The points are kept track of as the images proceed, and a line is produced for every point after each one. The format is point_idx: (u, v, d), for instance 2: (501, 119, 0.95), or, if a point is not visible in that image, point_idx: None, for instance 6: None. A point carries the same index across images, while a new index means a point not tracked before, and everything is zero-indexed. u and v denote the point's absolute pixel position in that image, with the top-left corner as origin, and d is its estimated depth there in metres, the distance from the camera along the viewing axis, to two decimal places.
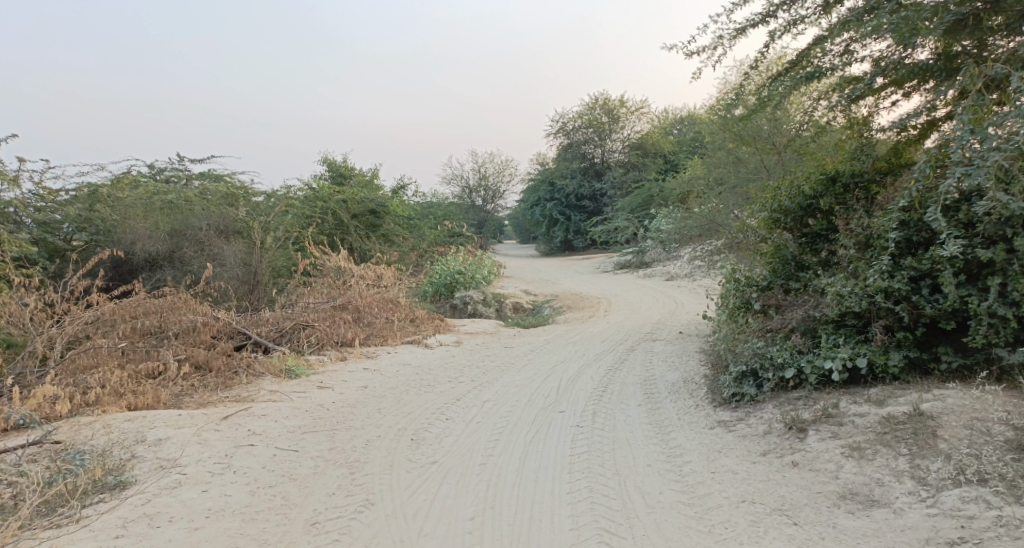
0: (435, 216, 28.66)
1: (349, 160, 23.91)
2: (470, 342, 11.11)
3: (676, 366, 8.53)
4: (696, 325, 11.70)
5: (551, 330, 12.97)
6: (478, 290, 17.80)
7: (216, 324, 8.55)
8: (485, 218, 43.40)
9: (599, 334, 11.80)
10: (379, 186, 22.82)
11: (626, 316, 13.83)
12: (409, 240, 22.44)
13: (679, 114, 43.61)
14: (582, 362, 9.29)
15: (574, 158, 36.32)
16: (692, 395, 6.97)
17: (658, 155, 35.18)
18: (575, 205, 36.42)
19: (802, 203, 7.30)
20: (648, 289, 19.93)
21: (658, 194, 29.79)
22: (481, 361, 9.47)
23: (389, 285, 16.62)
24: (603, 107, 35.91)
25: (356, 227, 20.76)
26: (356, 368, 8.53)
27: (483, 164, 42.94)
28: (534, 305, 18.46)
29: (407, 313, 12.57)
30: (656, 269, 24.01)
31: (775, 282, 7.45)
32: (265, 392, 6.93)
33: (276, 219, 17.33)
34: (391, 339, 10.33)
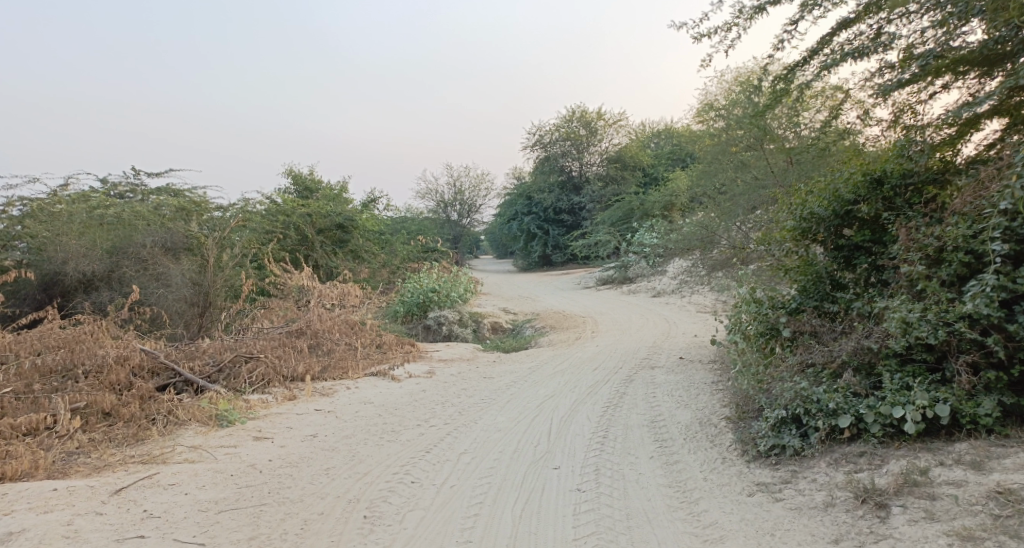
0: (408, 232, 27.34)
1: (314, 172, 22.48)
2: (444, 371, 9.73)
3: (685, 402, 7.25)
4: (701, 349, 10.43)
5: (535, 355, 11.65)
6: (454, 310, 16.51)
7: (137, 359, 7.16)
8: (461, 233, 42.13)
9: (591, 359, 10.48)
10: (347, 200, 21.41)
11: (617, 338, 12.54)
12: (379, 256, 21.05)
13: (657, 127, 42.75)
14: (575, 396, 7.96)
15: (552, 171, 35.19)
16: (714, 443, 5.67)
17: (638, 167, 34.14)
18: (553, 219, 35.26)
19: (836, 209, 6.04)
20: (635, 307, 18.75)
21: (639, 208, 28.71)
22: (456, 396, 8.10)
23: (355, 306, 15.23)
24: (580, 119, 34.85)
25: (322, 243, 19.33)
26: (306, 410, 7.13)
27: (459, 178, 41.68)
28: (514, 325, 17.17)
29: (372, 337, 11.17)
30: (640, 285, 22.87)
31: (807, 304, 6.21)
32: (180, 449, 5.59)
33: (232, 234, 15.87)
34: (352, 370, 8.90)
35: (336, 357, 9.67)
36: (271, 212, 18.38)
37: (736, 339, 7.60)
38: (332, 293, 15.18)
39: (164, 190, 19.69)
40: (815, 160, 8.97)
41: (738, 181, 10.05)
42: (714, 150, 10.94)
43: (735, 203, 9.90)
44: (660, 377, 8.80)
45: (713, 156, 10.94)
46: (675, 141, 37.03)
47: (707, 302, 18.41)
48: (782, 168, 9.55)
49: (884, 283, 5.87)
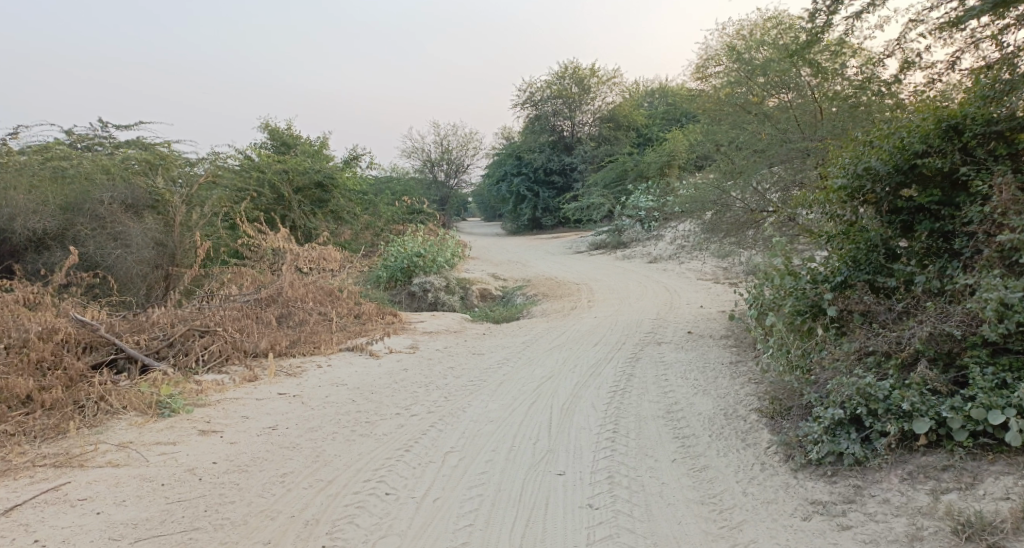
0: (393, 192, 26.17)
1: (292, 126, 21.19)
2: (429, 345, 8.77)
3: (704, 388, 6.34)
4: (711, 325, 9.52)
5: (528, 327, 10.71)
6: (441, 275, 15.55)
7: (68, 333, 6.16)
8: (448, 194, 40.92)
9: (591, 332, 9.56)
10: (327, 156, 20.20)
11: (616, 308, 11.63)
12: (361, 217, 19.96)
13: (650, 86, 41.44)
14: (578, 378, 7.03)
15: (543, 130, 33.95)
16: (749, 443, 4.74)
17: (631, 128, 32.97)
18: (543, 181, 34.15)
19: (900, 163, 5.05)
20: (631, 273, 17.88)
21: (633, 169, 27.64)
22: (442, 377, 7.15)
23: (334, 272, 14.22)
24: (573, 76, 33.49)
25: (301, 203, 18.20)
26: (268, 394, 6.17)
27: (446, 137, 40.30)
28: (504, 292, 16.23)
29: (350, 306, 10.18)
30: (635, 250, 21.95)
31: (857, 277, 5.24)
32: (104, 449, 4.62)
33: (202, 192, 14.72)
34: (325, 346, 7.93)
35: (308, 328, 8.68)
36: (246, 167, 17.20)
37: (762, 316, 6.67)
38: (310, 256, 14.17)
39: (131, 142, 18.38)
40: (857, 112, 8.11)
41: (756, 134, 9.08)
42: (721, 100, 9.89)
43: (758, 156, 8.99)
44: (671, 356, 7.89)
45: (709, 106, 9.84)
46: (669, 101, 35.80)
47: (706, 270, 17.56)
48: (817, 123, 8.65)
49: (950, 253, 4.96)
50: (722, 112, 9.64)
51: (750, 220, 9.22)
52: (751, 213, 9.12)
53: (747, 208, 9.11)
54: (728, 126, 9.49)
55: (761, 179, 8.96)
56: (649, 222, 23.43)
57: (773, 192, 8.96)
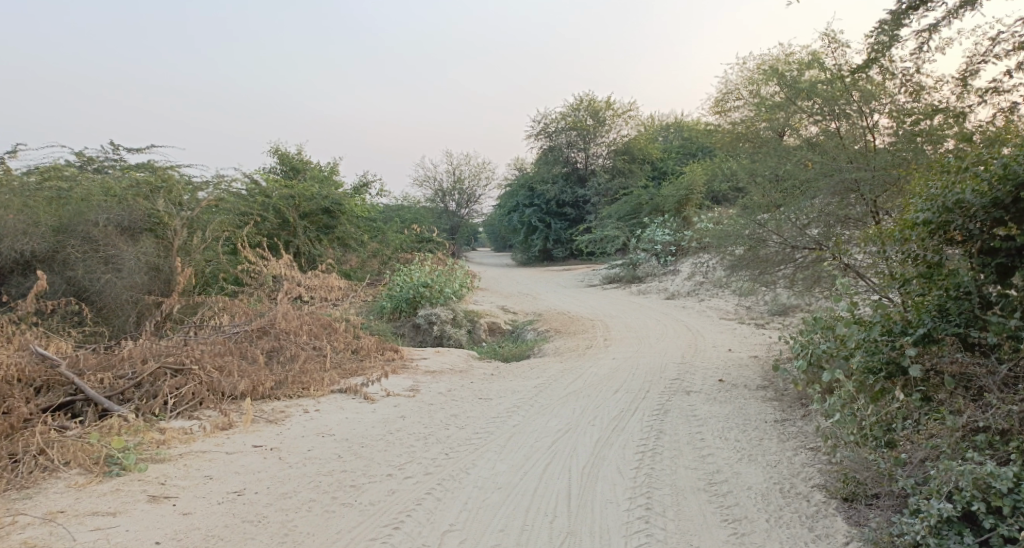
0: (401, 220, 25.43)
1: (301, 150, 20.55)
2: (431, 387, 7.91)
3: (748, 453, 5.48)
4: (743, 373, 8.66)
5: (541, 367, 9.85)
6: (449, 308, 14.74)
7: (17, 371, 5.33)
8: (458, 223, 40.18)
9: (611, 376, 8.70)
10: (336, 182, 19.50)
11: (635, 349, 10.76)
12: (369, 245, 19.21)
13: (664, 121, 40.91)
14: (599, 432, 6.18)
15: (556, 161, 33.34)
16: (819, 535, 4.06)
17: (646, 161, 32.31)
18: (556, 212, 33.44)
19: (1000, 196, 4.29)
20: (649, 310, 17.03)
21: (648, 202, 26.88)
22: (444, 426, 6.31)
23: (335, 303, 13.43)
24: (588, 108, 32.96)
25: (306, 228, 17.43)
26: (241, 447, 5.28)
27: (458, 166, 39.74)
28: (515, 327, 15.38)
29: (348, 340, 9.29)
30: (650, 285, 21.09)
31: (943, 330, 4.48)
32: (25, 523, 3.89)
33: (203, 216, 13.97)
34: (315, 387, 7.03)
35: (300, 365, 7.84)
36: (250, 190, 16.47)
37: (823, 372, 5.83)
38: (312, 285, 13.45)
39: (131, 161, 17.64)
40: (919, 139, 7.44)
41: (801, 164, 8.45)
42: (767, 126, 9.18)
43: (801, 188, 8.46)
44: (702, 409, 7.03)
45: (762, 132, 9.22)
46: (685, 136, 35.23)
47: (727, 309, 16.69)
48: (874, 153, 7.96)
49: None
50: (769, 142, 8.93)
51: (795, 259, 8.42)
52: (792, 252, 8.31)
53: (786, 247, 8.26)
54: (775, 158, 8.84)
55: (806, 212, 8.16)
56: (665, 257, 22.62)
57: (814, 227, 8.16)
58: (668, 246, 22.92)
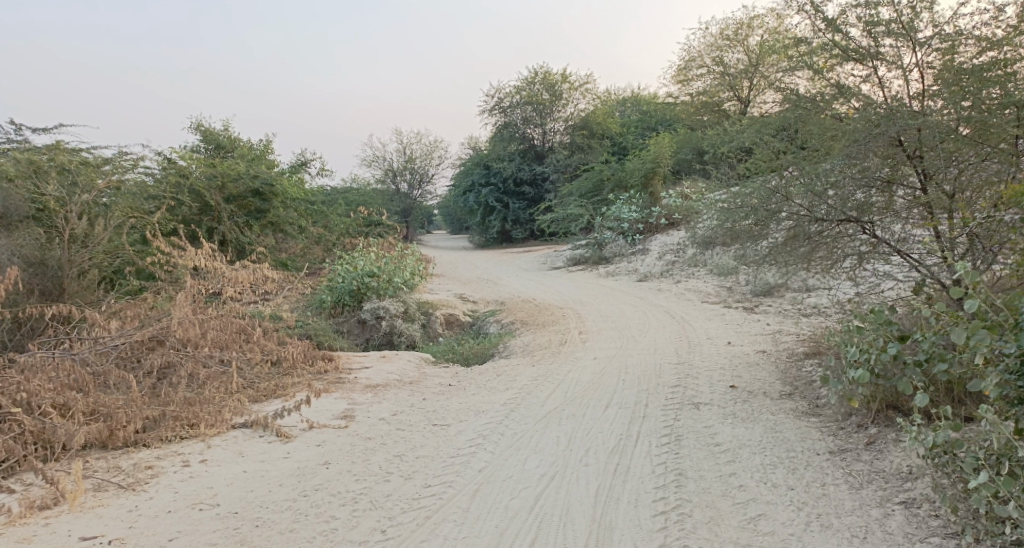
0: (348, 203, 23.39)
1: (229, 126, 18.36)
2: (370, 411, 6.12)
3: (816, 517, 3.92)
4: (758, 377, 7.09)
5: (511, 372, 8.17)
6: (400, 300, 12.94)
7: None
8: (411, 206, 38.09)
9: (598, 386, 7.04)
10: (268, 161, 17.41)
11: (618, 347, 9.14)
12: (309, 230, 17.22)
13: (622, 94, 39.23)
14: (598, 479, 4.55)
15: (512, 138, 31.46)
16: None
17: (606, 136, 30.72)
18: (513, 192, 31.64)
19: None
20: (622, 294, 15.45)
21: (611, 178, 25.30)
22: (383, 478, 4.55)
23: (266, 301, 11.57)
24: (544, 81, 31.12)
25: (234, 213, 15.22)
26: (60, 543, 3.62)
27: (409, 146, 37.68)
28: (475, 318, 13.66)
29: (267, 346, 7.40)
30: (620, 265, 19.49)
31: None
32: None
33: (107, 198, 11.84)
34: (203, 426, 5.16)
35: (200, 391, 6.03)
36: (164, 170, 14.30)
37: (923, 395, 4.21)
38: (239, 277, 11.57)
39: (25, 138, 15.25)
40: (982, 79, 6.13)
41: (836, 116, 6.93)
42: (782, 72, 7.59)
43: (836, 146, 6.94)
44: (725, 432, 5.40)
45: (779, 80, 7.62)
46: (644, 109, 33.70)
47: (707, 291, 15.14)
48: (925, 101, 6.52)
49: None
50: (787, 92, 7.31)
51: (827, 230, 6.99)
52: (828, 223, 6.90)
53: (820, 219, 6.87)
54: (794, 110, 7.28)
55: (843, 176, 6.68)
56: (633, 236, 21.02)
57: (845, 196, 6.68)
58: (635, 223, 21.34)
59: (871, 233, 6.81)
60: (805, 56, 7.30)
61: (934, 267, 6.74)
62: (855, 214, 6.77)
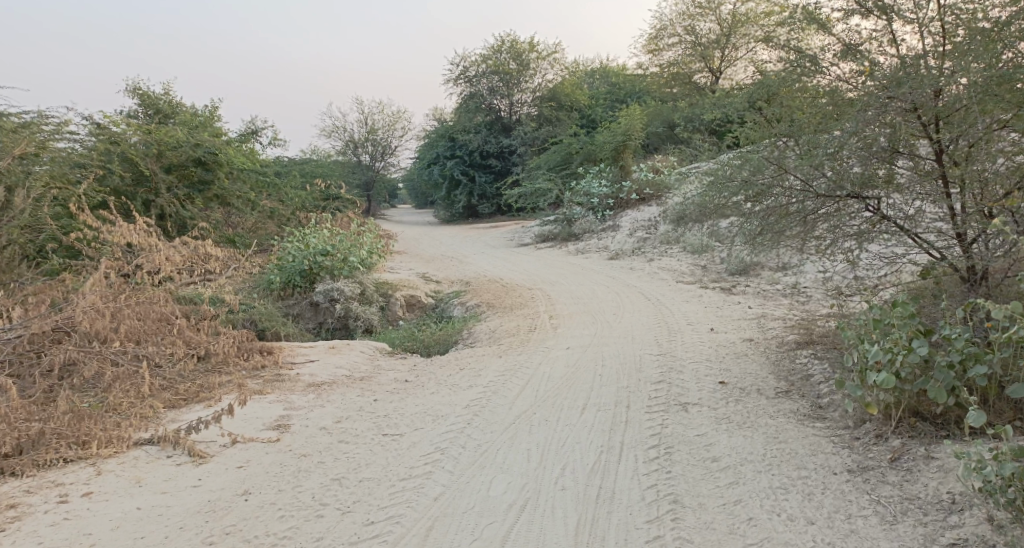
0: (305, 175, 22.27)
1: (172, 91, 17.08)
2: (308, 419, 5.24)
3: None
4: (749, 371, 6.37)
5: (476, 363, 7.38)
6: (356, 281, 12.01)
7: None
8: (374, 178, 36.88)
9: (571, 385, 6.26)
10: (215, 130, 16.23)
11: (591, 334, 8.40)
12: (261, 204, 16.14)
13: (591, 66, 38.26)
14: (578, 512, 3.82)
15: (478, 109, 30.37)
16: None
17: (574, 108, 29.83)
18: (479, 165, 30.67)
19: None
20: (593, 273, 14.70)
21: (579, 151, 24.48)
22: (315, 513, 3.83)
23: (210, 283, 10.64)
24: (510, 49, 30.00)
25: (173, 185, 14.03)
26: None
27: (371, 116, 36.37)
28: (437, 299, 12.83)
29: (193, 338, 6.51)
30: (590, 242, 18.72)
31: None
32: None
33: (25, 168, 10.65)
34: (96, 444, 4.41)
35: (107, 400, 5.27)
36: (96, 137, 13.07)
37: (980, 413, 3.61)
38: (178, 255, 10.59)
39: None
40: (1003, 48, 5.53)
41: (843, 80, 6.30)
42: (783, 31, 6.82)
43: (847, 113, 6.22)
44: (722, 441, 4.66)
45: (779, 37, 6.82)
46: (613, 81, 32.84)
47: (681, 269, 14.44)
48: (942, 64, 5.79)
49: None
50: (792, 53, 6.58)
51: (822, 208, 6.39)
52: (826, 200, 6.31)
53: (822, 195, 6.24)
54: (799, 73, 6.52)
55: (848, 145, 5.97)
56: (602, 211, 20.25)
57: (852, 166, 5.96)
58: (605, 198, 20.54)
59: (870, 207, 6.20)
60: (808, 11, 6.52)
61: (945, 249, 6.07)
62: (858, 190, 6.10)
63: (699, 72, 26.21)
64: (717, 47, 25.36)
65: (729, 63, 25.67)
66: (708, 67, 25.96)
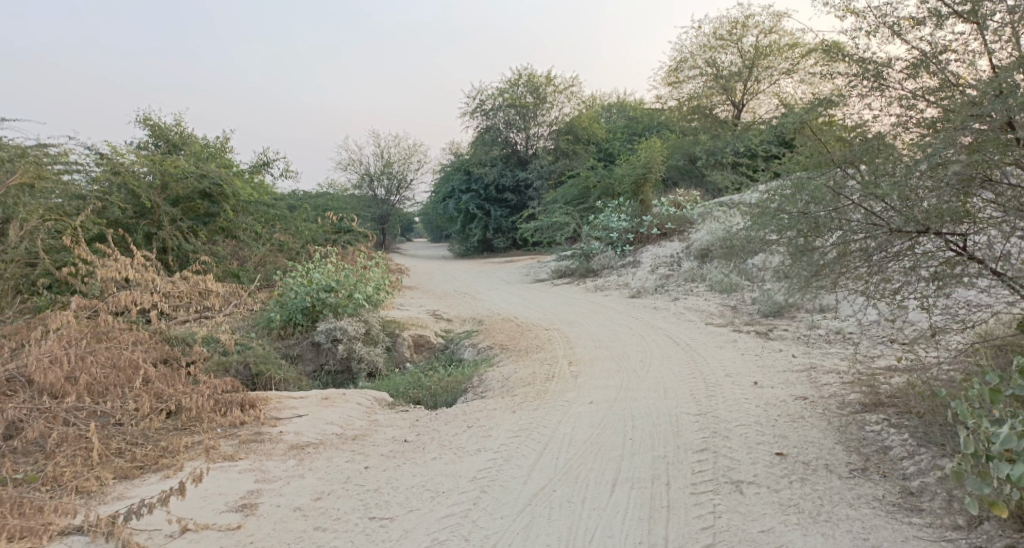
0: (316, 208, 21.56)
1: (179, 120, 16.44)
2: (279, 497, 4.33)
3: None
4: (808, 439, 5.42)
5: (489, 419, 6.46)
6: (361, 319, 11.14)
7: None
8: (388, 212, 36.20)
9: (597, 451, 5.36)
10: (221, 159, 15.53)
11: (618, 385, 7.46)
12: (267, 237, 15.38)
13: (609, 101, 37.63)
14: None
15: (494, 143, 29.70)
16: None
17: (592, 141, 29.10)
18: (495, 198, 29.95)
19: None
20: (614, 312, 13.77)
21: (598, 185, 23.68)
22: None
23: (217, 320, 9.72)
24: (527, 82, 29.40)
25: (178, 216, 13.20)
26: None
27: (386, 148, 35.81)
28: (447, 339, 11.87)
29: (162, 390, 5.61)
30: (610, 278, 17.79)
31: None
32: None
33: (16, 196, 9.88)
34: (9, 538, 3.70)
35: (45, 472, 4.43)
36: (94, 166, 12.38)
37: None
38: (182, 291, 9.71)
39: None
40: None
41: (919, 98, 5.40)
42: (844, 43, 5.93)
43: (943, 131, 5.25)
44: (787, 541, 4.01)
45: (844, 49, 5.93)
46: (632, 115, 32.13)
47: (710, 309, 13.45)
48: None
49: None
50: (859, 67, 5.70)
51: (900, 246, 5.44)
52: (902, 237, 5.37)
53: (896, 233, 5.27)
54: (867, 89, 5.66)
55: (929, 173, 5.05)
56: (622, 246, 19.34)
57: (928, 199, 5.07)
58: (625, 233, 19.66)
59: (955, 245, 5.35)
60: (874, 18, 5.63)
61: None
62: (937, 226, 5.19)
63: (720, 105, 25.41)
64: (739, 80, 24.60)
65: (751, 95, 24.85)
66: (730, 99, 25.15)
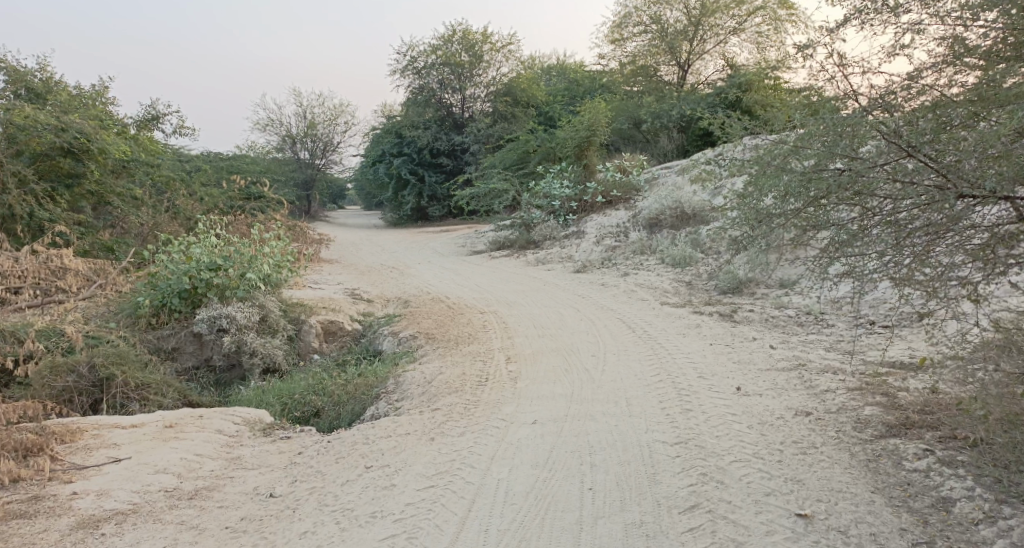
0: (224, 172, 19.19)
1: (46, 65, 13.89)
2: None
3: None
4: (833, 488, 3.90)
5: (395, 450, 4.75)
6: (254, 304, 9.19)
7: None
8: (313, 177, 33.69)
9: (543, 517, 3.71)
10: (96, 112, 13.14)
11: (568, 394, 5.82)
12: (153, 203, 13.15)
13: (547, 62, 35.76)
14: None
15: (427, 104, 27.56)
16: None
17: (531, 104, 27.27)
18: (428, 163, 27.86)
19: None
20: (557, 290, 12.15)
21: (538, 149, 21.95)
22: None
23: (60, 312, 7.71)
24: (462, 39, 27.26)
25: (29, 178, 10.91)
26: None
27: (311, 109, 33.16)
28: (363, 323, 10.03)
29: None
30: (553, 250, 16.14)
31: None
32: None
33: None
34: None
35: None
36: None
37: None
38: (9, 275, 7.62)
39: None
40: None
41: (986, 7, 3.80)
42: None
43: None
44: None
45: None
46: (572, 77, 30.41)
47: (663, 285, 11.96)
48: None
49: None
50: None
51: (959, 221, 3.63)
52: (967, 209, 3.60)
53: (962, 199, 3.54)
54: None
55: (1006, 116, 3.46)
56: (565, 215, 17.69)
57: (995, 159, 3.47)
58: (568, 200, 17.99)
59: None
60: None
61: None
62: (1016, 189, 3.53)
63: (665, 65, 23.88)
64: (686, 39, 23.07)
65: (697, 56, 23.41)
66: (675, 60, 23.66)
